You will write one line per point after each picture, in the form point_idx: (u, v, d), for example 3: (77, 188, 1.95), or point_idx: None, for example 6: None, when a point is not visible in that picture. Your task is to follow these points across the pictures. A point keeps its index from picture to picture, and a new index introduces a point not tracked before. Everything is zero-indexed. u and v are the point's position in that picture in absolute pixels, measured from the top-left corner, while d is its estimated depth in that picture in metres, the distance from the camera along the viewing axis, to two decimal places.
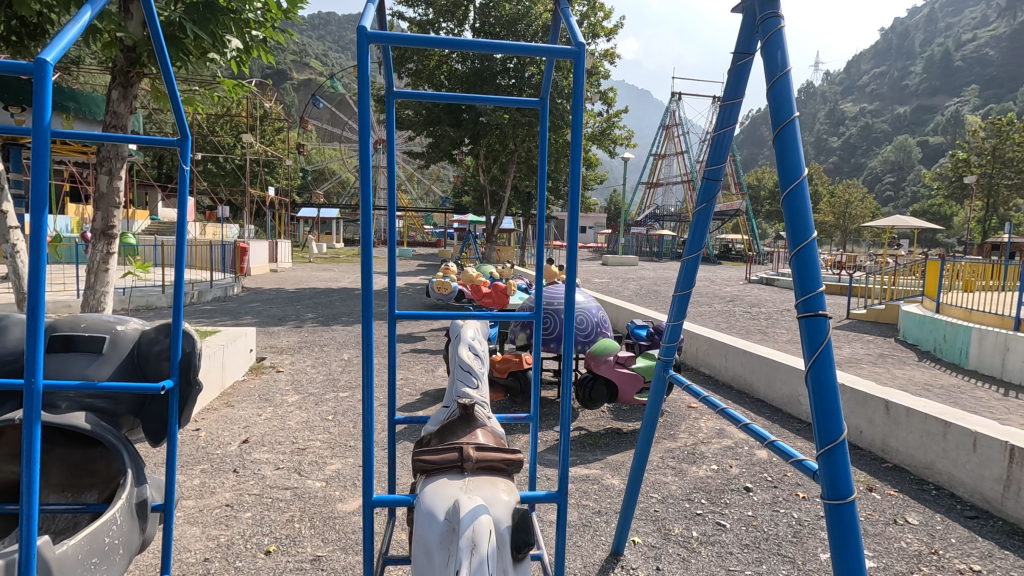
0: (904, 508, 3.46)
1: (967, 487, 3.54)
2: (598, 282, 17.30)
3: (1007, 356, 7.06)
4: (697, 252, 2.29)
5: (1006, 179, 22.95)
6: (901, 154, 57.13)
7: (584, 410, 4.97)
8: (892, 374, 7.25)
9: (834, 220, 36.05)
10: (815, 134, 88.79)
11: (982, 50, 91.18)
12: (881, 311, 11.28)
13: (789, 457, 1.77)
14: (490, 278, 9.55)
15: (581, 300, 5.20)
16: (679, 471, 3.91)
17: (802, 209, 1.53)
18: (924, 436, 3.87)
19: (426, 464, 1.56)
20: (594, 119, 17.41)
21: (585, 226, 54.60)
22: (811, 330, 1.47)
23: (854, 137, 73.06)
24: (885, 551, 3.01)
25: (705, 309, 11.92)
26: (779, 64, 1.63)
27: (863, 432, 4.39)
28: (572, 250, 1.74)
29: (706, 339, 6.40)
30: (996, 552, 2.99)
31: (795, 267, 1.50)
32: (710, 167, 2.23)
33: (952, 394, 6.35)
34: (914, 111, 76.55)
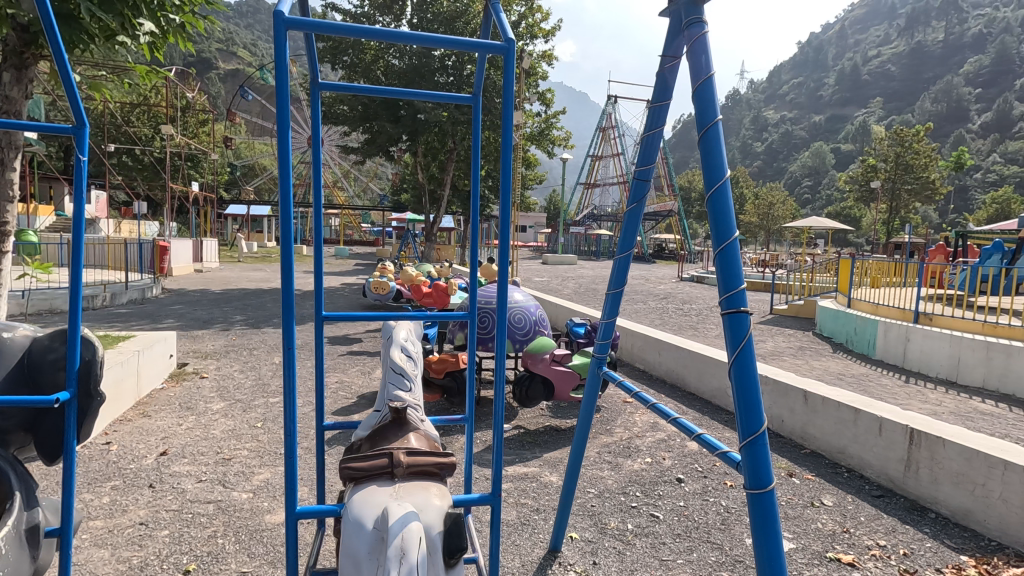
0: (820, 491, 3.70)
1: (875, 468, 3.82)
2: (538, 281, 17.45)
3: (907, 346, 7.70)
4: (628, 251, 2.33)
5: (907, 184, 25.12)
6: (817, 159, 61.53)
7: (523, 409, 4.99)
8: (810, 365, 7.77)
9: (759, 221, 38.30)
10: (740, 139, 93.68)
11: (885, 66, 99.73)
12: (800, 307, 12.07)
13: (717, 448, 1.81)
14: (429, 277, 9.43)
15: (520, 299, 5.23)
16: (615, 466, 4.00)
17: (725, 205, 1.59)
18: (838, 423, 4.14)
19: (355, 472, 1.50)
20: (533, 120, 17.61)
21: (525, 226, 55.22)
22: (733, 326, 1.52)
23: (776, 143, 77.77)
24: (803, 531, 3.20)
25: (640, 306, 12.32)
26: (704, 67, 1.68)
27: (784, 421, 4.65)
28: (504, 245, 1.73)
29: (642, 335, 6.58)
30: (898, 527, 3.25)
31: (719, 266, 1.55)
32: (640, 169, 2.26)
33: (862, 383, 6.86)
34: (828, 120, 82.35)
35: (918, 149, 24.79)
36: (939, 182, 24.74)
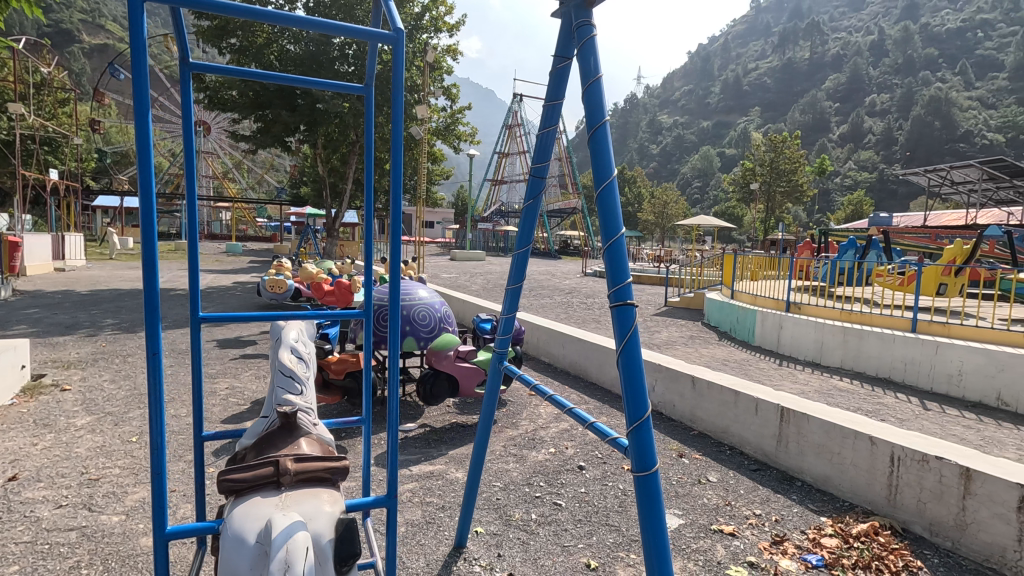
0: (706, 469, 4.01)
1: (752, 445, 4.20)
2: (446, 278, 17.34)
3: (781, 332, 8.56)
4: (525, 247, 2.37)
5: (780, 187, 27.86)
6: (705, 162, 66.47)
7: (429, 407, 4.94)
8: (699, 352, 8.40)
9: (655, 219, 40.79)
10: (638, 141, 98.84)
11: (762, 79, 109.87)
12: (691, 298, 13.00)
13: (604, 434, 1.88)
14: (330, 275, 9.05)
15: (425, 296, 5.17)
16: (519, 458, 4.07)
17: (612, 200, 1.66)
18: (721, 405, 4.51)
19: (236, 484, 1.39)
20: (439, 115, 17.47)
21: (433, 222, 54.63)
22: (620, 318, 1.59)
23: (670, 146, 82.99)
24: (691, 508, 3.44)
25: (546, 301, 12.64)
26: (592, 68, 1.74)
27: (676, 406, 4.98)
28: (395, 239, 1.70)
29: (546, 328, 6.76)
30: (772, 496, 3.60)
31: (607, 260, 1.62)
32: (537, 166, 2.29)
33: (743, 367, 7.55)
34: (714, 126, 89.25)
35: (789, 155, 27.54)
36: (806, 185, 27.71)
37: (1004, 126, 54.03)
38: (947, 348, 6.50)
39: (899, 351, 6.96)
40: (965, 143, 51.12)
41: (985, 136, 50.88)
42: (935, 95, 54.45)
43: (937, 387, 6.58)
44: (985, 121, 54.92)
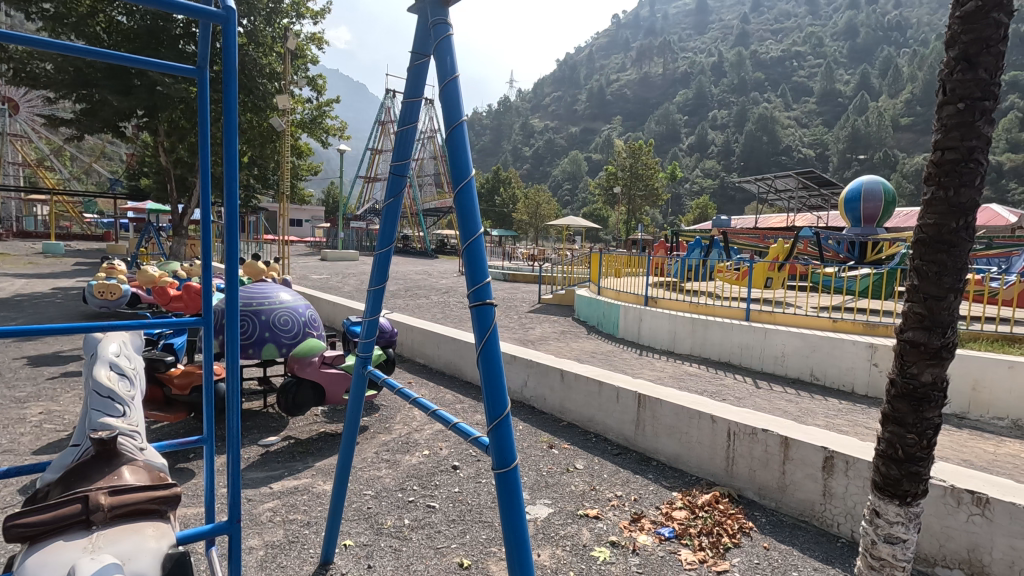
0: (574, 457, 4.22)
1: (614, 431, 4.50)
2: (316, 279, 16.37)
3: (640, 324, 9.30)
4: (388, 246, 2.31)
5: (638, 191, 30.29)
6: (574, 166, 70.13)
7: (294, 418, 4.62)
8: (570, 346, 8.83)
9: (528, 219, 42.23)
10: (511, 143, 101.38)
11: (622, 91, 118.54)
12: (562, 295, 13.63)
13: (466, 434, 1.88)
14: (177, 279, 8.10)
15: (287, 298, 4.82)
16: (392, 463, 3.97)
17: (469, 197, 1.67)
18: (587, 395, 4.76)
19: (29, 528, 1.18)
20: (303, 107, 16.52)
21: (301, 220, 51.40)
22: (480, 318, 1.60)
23: (541, 150, 86.31)
24: (560, 496, 3.59)
25: (422, 301, 12.48)
26: (449, 68, 1.74)
27: (546, 399, 5.19)
28: (233, 239, 1.57)
29: (420, 329, 6.66)
30: (631, 477, 3.89)
31: (466, 260, 1.63)
32: (397, 163, 2.23)
33: (608, 358, 8.07)
34: (581, 132, 94.56)
35: (646, 162, 30.05)
36: (660, 190, 30.40)
37: (814, 144, 63.89)
38: (773, 333, 7.49)
39: (737, 338, 7.88)
40: (786, 157, 59.43)
41: (800, 151, 59.74)
42: (763, 113, 62.74)
43: (766, 367, 7.55)
44: (799, 138, 64.43)
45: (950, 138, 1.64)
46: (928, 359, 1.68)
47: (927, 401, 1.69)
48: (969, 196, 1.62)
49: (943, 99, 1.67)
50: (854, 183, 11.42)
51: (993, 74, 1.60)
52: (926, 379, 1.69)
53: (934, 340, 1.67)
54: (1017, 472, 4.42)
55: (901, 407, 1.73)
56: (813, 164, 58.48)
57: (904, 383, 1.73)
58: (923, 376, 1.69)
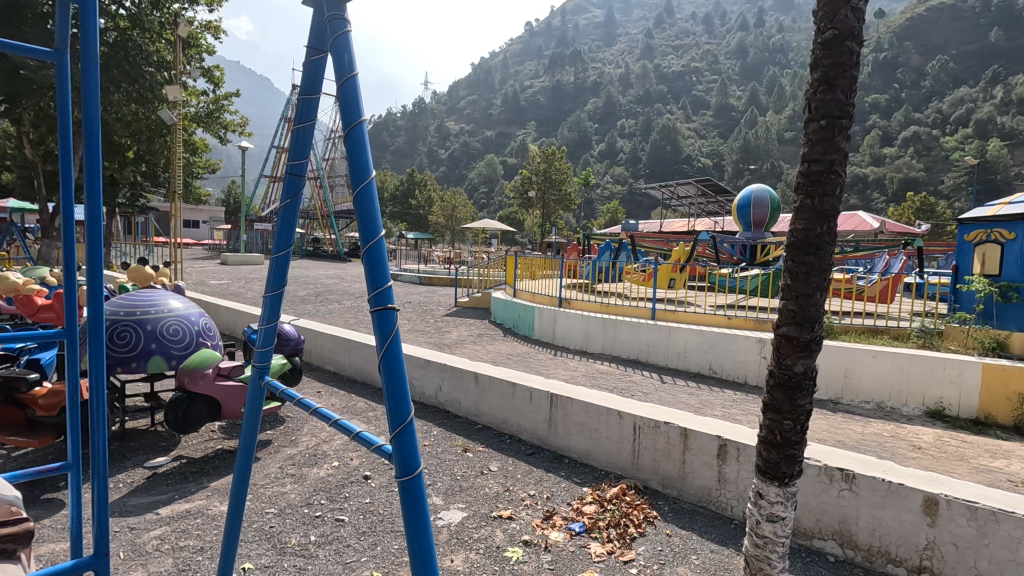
0: (488, 460, 4.23)
1: (528, 431, 4.56)
2: (215, 285, 15.23)
3: (554, 325, 9.51)
4: (286, 249, 2.22)
5: (552, 195, 31.05)
6: (490, 169, 70.60)
7: (188, 436, 4.26)
8: (487, 349, 8.86)
9: (444, 222, 41.91)
10: (426, 145, 100.23)
11: (536, 97, 121.09)
12: (479, 298, 13.66)
13: (369, 442, 1.83)
14: (47, 286, 7.23)
15: (177, 307, 4.44)
16: (298, 477, 3.77)
17: (370, 199, 1.63)
18: (501, 397, 4.80)
19: None
20: (198, 99, 15.40)
21: (199, 222, 47.73)
22: (381, 323, 1.56)
23: (457, 153, 86.16)
24: (473, 500, 3.59)
25: (334, 306, 12.02)
26: (346, 65, 1.69)
27: (461, 402, 5.17)
28: (96, 246, 1.45)
29: (330, 336, 6.38)
30: (545, 476, 3.96)
31: (366, 264, 1.58)
32: (294, 162, 2.13)
33: (524, 360, 8.18)
34: (496, 137, 95.54)
35: (559, 167, 30.85)
36: (572, 195, 31.36)
37: (711, 154, 68.79)
38: (676, 331, 7.94)
39: (645, 336, 8.28)
40: (687, 165, 63.40)
41: (700, 160, 64.03)
42: (666, 124, 66.56)
43: (671, 363, 8.00)
44: (699, 148, 69.05)
45: (815, 151, 1.82)
46: (800, 352, 1.85)
47: (800, 389, 1.86)
48: (831, 203, 1.81)
49: (809, 117, 1.86)
50: (747, 189, 12.32)
51: (848, 97, 1.80)
52: (799, 370, 1.85)
53: (804, 334, 1.84)
54: (880, 449, 5.01)
55: (779, 395, 1.90)
56: (711, 172, 62.86)
57: (781, 374, 1.89)
58: (797, 367, 1.85)
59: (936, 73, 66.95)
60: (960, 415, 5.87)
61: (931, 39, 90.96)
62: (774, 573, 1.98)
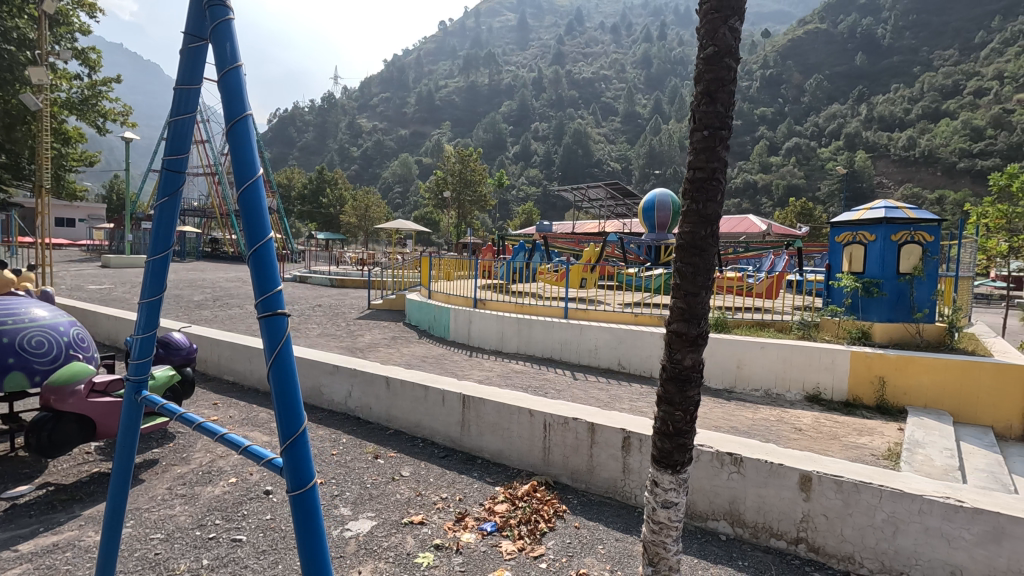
0: (400, 465, 4.15)
1: (441, 434, 4.53)
2: (94, 290, 13.75)
3: (470, 326, 9.51)
4: (166, 250, 2.08)
5: (467, 196, 31.10)
6: (404, 169, 69.32)
7: (57, 460, 3.80)
8: (401, 352, 8.69)
9: (357, 222, 40.49)
10: (337, 143, 96.61)
11: (451, 98, 120.54)
12: (393, 300, 13.37)
13: (260, 455, 1.74)
14: None
15: (41, 315, 3.96)
16: (189, 497, 3.48)
17: (257, 195, 1.55)
18: (413, 401, 4.71)
19: None
20: (71, 84, 13.86)
21: (75, 221, 42.88)
22: (270, 329, 1.50)
23: (369, 151, 83.84)
24: (383, 508, 3.49)
25: (234, 311, 11.24)
26: (230, 56, 1.59)
27: (372, 408, 5.03)
28: None
29: (228, 343, 5.96)
30: (457, 478, 3.94)
31: (252, 266, 1.50)
32: (171, 159, 1.99)
33: (439, 362, 8.11)
34: (411, 136, 93.99)
35: (474, 168, 30.88)
36: (487, 196, 31.50)
37: (620, 159, 71.91)
38: (587, 329, 8.22)
39: (557, 335, 8.50)
40: (598, 169, 65.77)
41: (609, 164, 66.84)
42: (577, 128, 68.77)
43: (583, 360, 8.25)
44: (608, 153, 71.89)
45: (699, 159, 1.95)
46: (688, 347, 1.97)
47: (689, 381, 1.99)
48: (715, 208, 1.95)
49: (694, 127, 1.99)
50: (650, 193, 12.90)
51: (727, 110, 1.95)
52: (688, 363, 1.98)
53: (692, 330, 1.97)
54: (767, 433, 5.47)
55: (671, 388, 2.01)
56: (620, 176, 65.68)
57: (673, 367, 2.00)
58: (686, 361, 1.98)
59: (812, 90, 74.21)
60: (833, 399, 6.55)
61: (808, 59, 100.74)
62: (670, 557, 2.09)
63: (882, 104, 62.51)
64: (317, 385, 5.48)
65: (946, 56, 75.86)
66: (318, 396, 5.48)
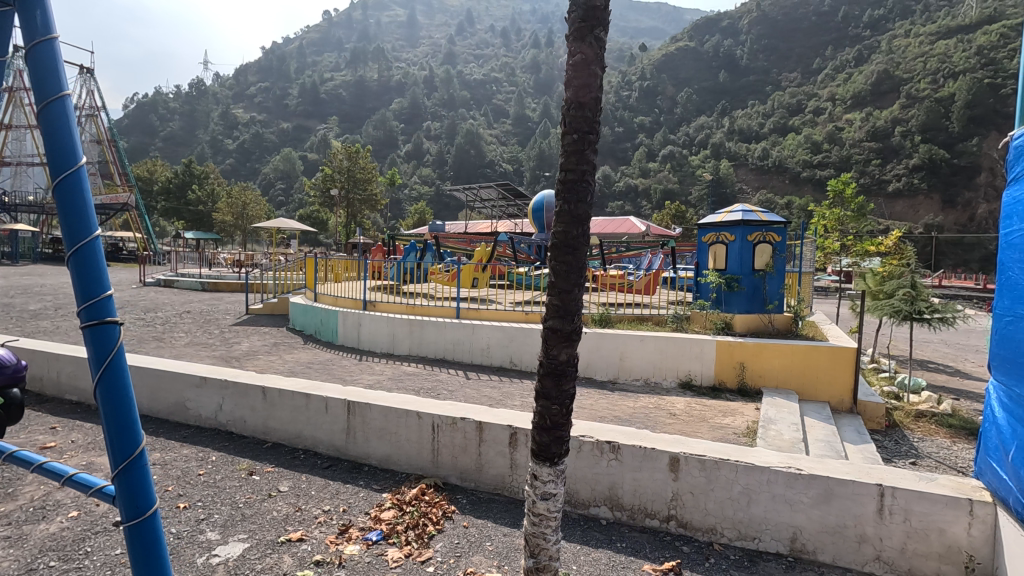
0: (278, 480, 3.88)
1: (324, 443, 4.31)
2: None
3: (359, 329, 9.16)
4: None
5: (356, 195, 29.95)
6: (287, 164, 65.20)
7: None
8: (283, 359, 8.15)
9: (234, 220, 37.17)
10: (209, 133, 88.44)
11: (337, 91, 115.49)
12: (275, 304, 12.52)
13: (87, 484, 1.67)
14: None
15: None
16: (14, 539, 2.99)
17: (81, 188, 1.50)
18: (293, 410, 4.43)
19: None
20: None
21: None
22: (98, 340, 1.49)
23: (247, 144, 77.77)
24: (257, 527, 3.25)
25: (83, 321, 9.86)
26: (41, 29, 1.46)
27: (246, 421, 4.66)
28: None
29: (69, 357, 5.21)
30: (341, 488, 3.77)
31: (74, 272, 1.46)
32: None
33: (326, 367, 7.72)
34: (294, 129, 88.56)
35: (363, 166, 29.79)
36: (378, 195, 30.52)
37: (511, 160, 73.21)
38: (479, 329, 8.27)
39: (450, 335, 8.46)
40: (490, 169, 66.50)
41: (501, 165, 67.86)
42: (469, 129, 68.94)
43: (475, 360, 8.29)
44: (499, 154, 72.90)
45: (570, 161, 2.02)
46: (563, 342, 2.04)
47: (564, 375, 2.06)
48: (583, 208, 2.03)
49: (564, 131, 2.06)
50: (540, 194, 13.21)
51: (595, 115, 2.04)
52: (563, 358, 2.05)
53: (566, 326, 2.04)
54: (646, 420, 5.85)
55: (547, 383, 2.07)
56: (512, 177, 66.85)
57: (549, 363, 2.06)
58: (561, 356, 2.04)
59: (683, 102, 80.78)
60: (702, 384, 7.17)
61: (679, 73, 109.49)
62: (550, 547, 2.15)
63: (741, 118, 69.61)
64: (181, 400, 4.97)
65: (791, 78, 86.15)
66: (183, 412, 4.97)
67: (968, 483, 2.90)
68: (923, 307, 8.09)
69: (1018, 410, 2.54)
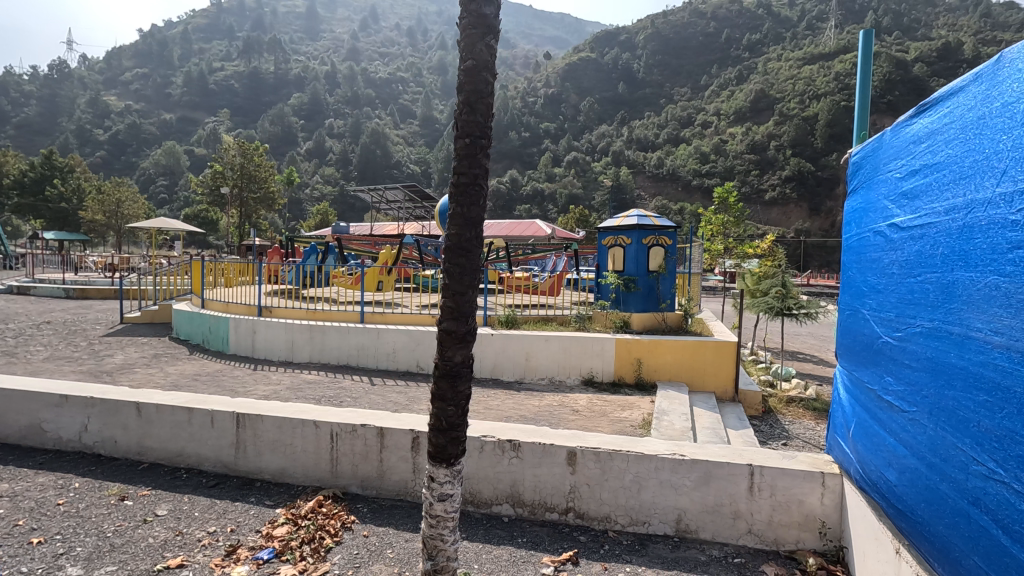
0: (155, 504, 3.55)
1: (210, 460, 4.01)
2: None
3: (254, 337, 8.62)
4: None
5: (251, 193, 28.06)
6: (170, 159, 59.76)
7: None
8: (165, 372, 7.46)
9: (106, 219, 32.85)
10: (74, 122, 78.80)
11: (228, 83, 107.90)
12: (155, 312, 11.39)
13: None
14: None
15: None
16: None
17: None
18: (174, 426, 4.08)
19: None
20: None
21: None
22: None
23: (121, 135, 70.17)
24: (130, 556, 2.96)
25: None
26: None
27: (117, 442, 4.21)
28: None
29: None
30: (228, 507, 3.52)
31: None
32: None
33: (215, 379, 7.17)
34: (178, 121, 81.30)
35: (258, 163, 28.01)
36: (276, 194, 28.78)
37: (419, 161, 72.18)
38: (384, 332, 8.06)
39: (353, 340, 8.18)
40: (397, 170, 65.14)
41: (409, 166, 66.70)
42: (375, 128, 67.08)
43: (380, 365, 8.09)
44: (406, 155, 71.62)
45: (463, 164, 2.05)
46: (457, 343, 2.06)
47: (459, 376, 2.08)
48: (477, 211, 2.07)
49: (458, 134, 2.08)
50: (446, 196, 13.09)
51: (486, 120, 2.08)
52: (458, 359, 2.07)
53: (460, 327, 2.06)
54: (550, 417, 6.03)
55: (442, 385, 2.08)
56: (419, 179, 65.93)
57: (444, 364, 2.07)
58: (456, 356, 2.06)
59: (585, 111, 84.10)
60: (603, 380, 7.51)
61: (581, 83, 113.93)
62: (448, 548, 2.16)
63: (638, 127, 73.64)
64: (37, 421, 4.40)
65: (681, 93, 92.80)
66: (39, 435, 4.40)
67: (821, 458, 3.28)
68: (792, 304, 9.03)
69: (857, 390, 2.91)
